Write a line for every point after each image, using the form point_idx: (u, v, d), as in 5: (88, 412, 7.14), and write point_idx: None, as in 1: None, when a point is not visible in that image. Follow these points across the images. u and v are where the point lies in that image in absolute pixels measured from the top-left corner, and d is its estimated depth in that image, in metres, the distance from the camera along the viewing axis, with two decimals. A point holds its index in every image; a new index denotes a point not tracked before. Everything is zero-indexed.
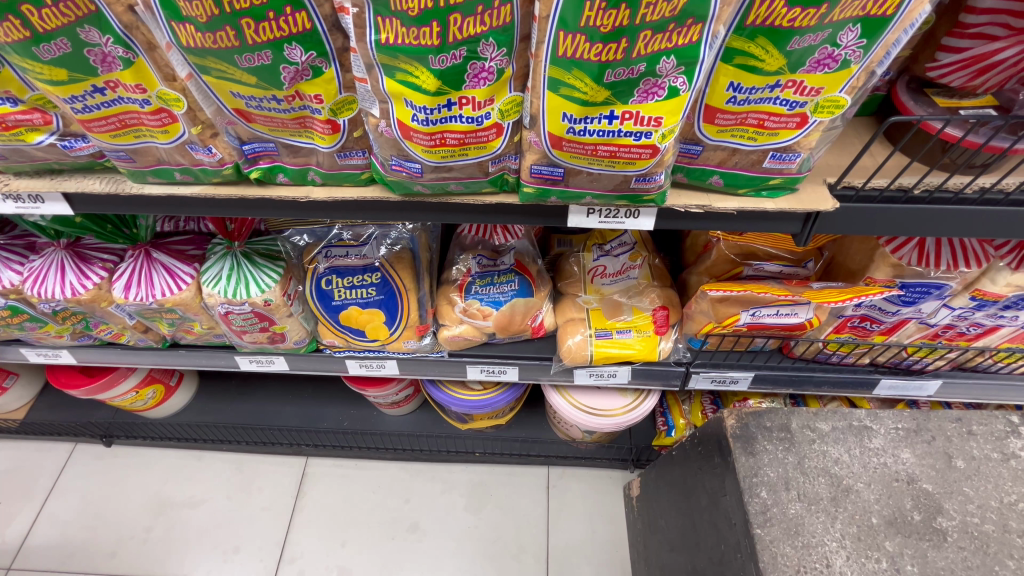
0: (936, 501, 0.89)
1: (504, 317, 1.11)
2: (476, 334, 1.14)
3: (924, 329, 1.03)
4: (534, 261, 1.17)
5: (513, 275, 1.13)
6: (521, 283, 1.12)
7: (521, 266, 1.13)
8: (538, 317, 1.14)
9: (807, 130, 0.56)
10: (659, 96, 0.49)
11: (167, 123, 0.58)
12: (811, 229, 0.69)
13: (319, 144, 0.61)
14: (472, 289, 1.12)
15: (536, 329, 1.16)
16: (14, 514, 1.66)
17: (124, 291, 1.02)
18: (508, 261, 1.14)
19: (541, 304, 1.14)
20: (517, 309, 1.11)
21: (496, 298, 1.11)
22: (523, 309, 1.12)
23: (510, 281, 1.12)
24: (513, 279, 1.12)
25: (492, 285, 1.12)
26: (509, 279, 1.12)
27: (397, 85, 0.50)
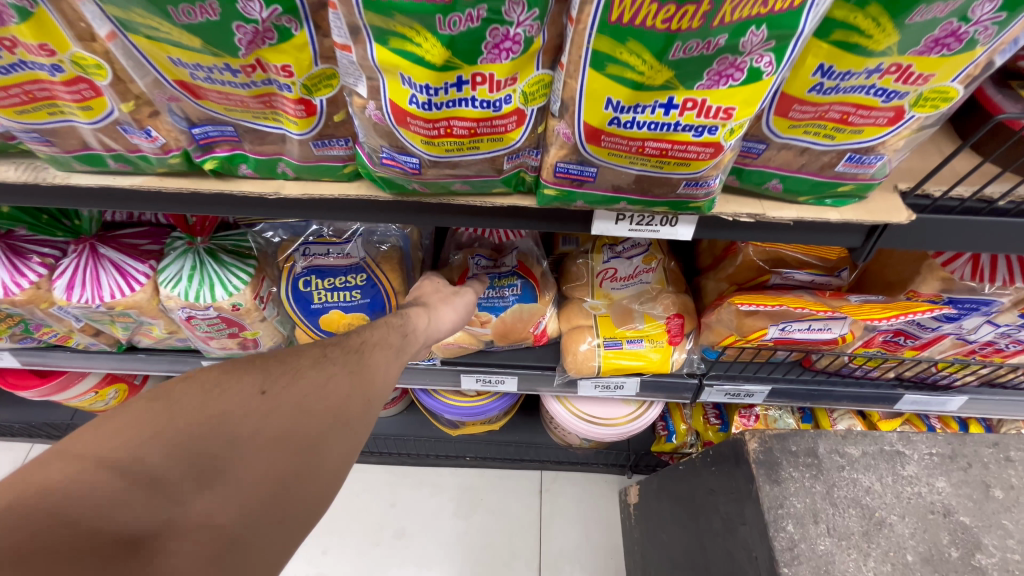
0: (974, 536, 0.82)
1: (501, 324, 1.00)
2: (471, 342, 1.03)
3: (960, 345, 0.95)
4: (535, 262, 1.05)
5: (515, 278, 1.01)
6: (524, 287, 1.00)
7: (522, 267, 1.02)
8: (541, 324, 1.03)
9: (900, 128, 0.45)
10: (736, 80, 0.38)
11: (87, 97, 0.45)
12: (875, 244, 0.59)
13: (288, 129, 0.48)
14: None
15: (538, 338, 1.06)
16: None
17: (67, 291, 0.88)
18: (510, 262, 1.03)
19: (546, 310, 1.02)
20: (517, 317, 1.00)
21: (494, 304, 0.99)
22: (523, 316, 1.00)
23: (511, 284, 1.00)
24: (515, 282, 1.00)
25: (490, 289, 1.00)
26: (511, 282, 1.00)
27: (392, 54, 0.38)
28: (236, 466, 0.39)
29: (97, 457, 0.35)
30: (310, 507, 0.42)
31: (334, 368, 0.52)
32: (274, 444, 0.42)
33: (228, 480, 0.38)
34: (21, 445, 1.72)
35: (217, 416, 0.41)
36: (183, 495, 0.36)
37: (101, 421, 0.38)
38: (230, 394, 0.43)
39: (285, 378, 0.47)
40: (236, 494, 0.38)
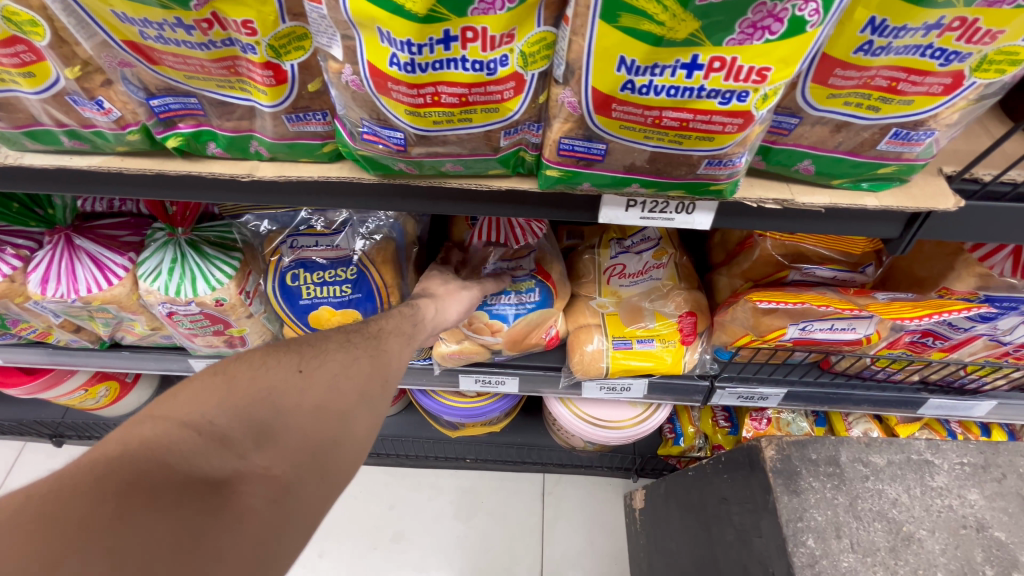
0: (1010, 553, 0.76)
1: (512, 331, 0.94)
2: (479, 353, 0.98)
3: (992, 347, 0.89)
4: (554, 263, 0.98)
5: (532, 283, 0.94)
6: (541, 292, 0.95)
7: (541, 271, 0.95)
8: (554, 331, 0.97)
9: (957, 98, 0.40)
10: (774, 34, 0.32)
11: (27, 62, 0.40)
12: (915, 234, 0.53)
13: (257, 100, 0.43)
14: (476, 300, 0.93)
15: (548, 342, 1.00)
16: None
17: (41, 285, 0.83)
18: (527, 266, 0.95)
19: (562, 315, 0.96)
20: (531, 324, 0.94)
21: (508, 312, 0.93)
22: (536, 322, 0.94)
23: (528, 291, 0.94)
24: (533, 288, 0.94)
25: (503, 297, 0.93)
26: (527, 288, 0.94)
27: (367, 4, 0.33)
28: (287, 429, 0.44)
29: (179, 415, 0.41)
30: (348, 465, 0.46)
31: (357, 353, 0.56)
32: (318, 412, 0.46)
33: (280, 439, 0.43)
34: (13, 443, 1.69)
35: (268, 389, 0.46)
36: (244, 449, 0.41)
37: (176, 392, 0.43)
38: (270, 373, 0.47)
39: (321, 360, 0.51)
40: (288, 450, 0.43)
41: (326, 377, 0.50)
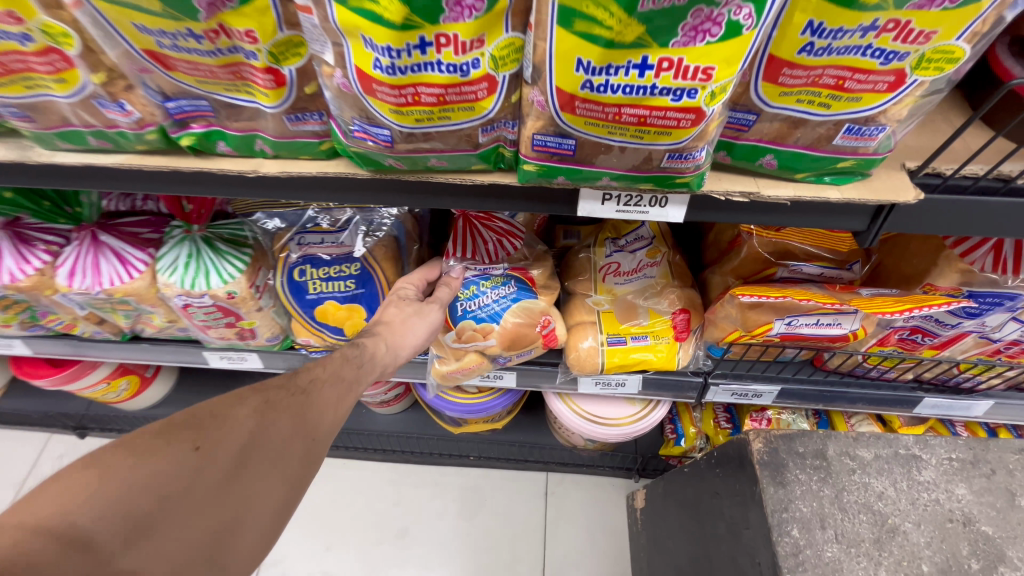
0: (997, 547, 0.77)
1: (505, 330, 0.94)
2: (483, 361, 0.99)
3: (983, 344, 0.89)
4: (535, 262, 0.99)
5: (504, 278, 0.95)
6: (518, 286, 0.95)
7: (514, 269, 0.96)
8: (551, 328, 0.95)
9: (901, 94, 0.42)
10: (713, 36, 0.36)
11: (61, 69, 0.45)
12: (881, 227, 0.55)
13: (261, 102, 0.48)
14: (456, 307, 0.94)
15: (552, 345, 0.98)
16: None
17: (68, 278, 0.90)
18: (497, 263, 0.96)
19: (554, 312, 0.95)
20: (522, 321, 0.93)
21: (491, 309, 0.93)
22: (525, 318, 0.93)
23: (504, 283, 0.94)
24: (509, 283, 0.95)
25: (481, 296, 0.94)
26: (503, 282, 0.95)
27: (351, 15, 0.37)
28: (169, 528, 0.37)
29: (29, 520, 0.33)
30: (243, 559, 0.41)
31: (276, 419, 0.49)
32: (213, 498, 0.40)
33: (162, 536, 0.36)
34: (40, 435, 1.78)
35: (149, 474, 0.38)
36: (110, 553, 0.34)
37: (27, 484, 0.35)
38: (161, 456, 0.39)
39: (226, 431, 0.44)
40: (171, 548, 0.37)
41: (236, 446, 0.44)
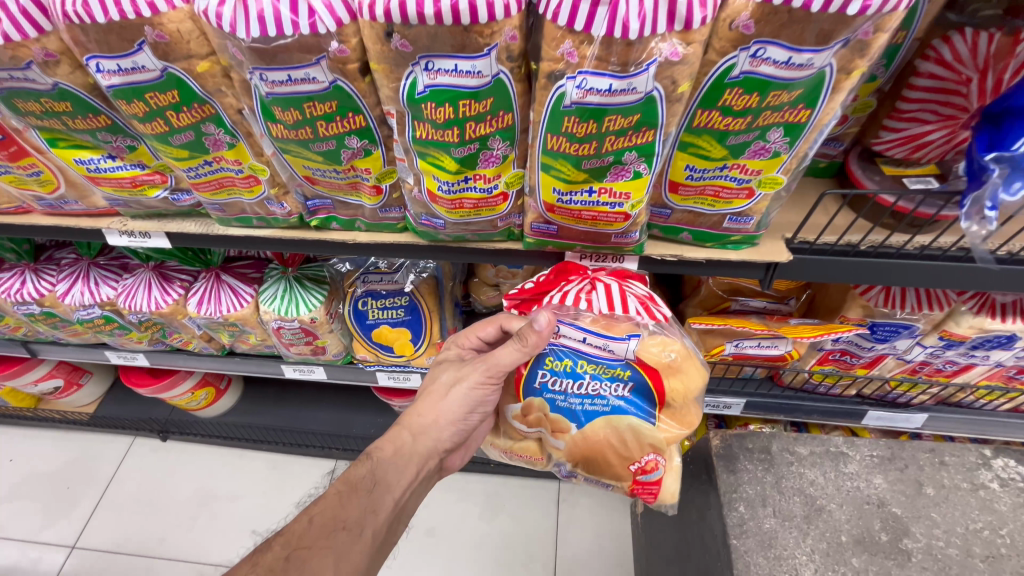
0: (903, 524, 0.98)
1: (590, 452, 0.84)
2: (540, 455, 0.90)
3: (903, 364, 1.11)
4: (679, 372, 0.79)
5: (625, 372, 0.80)
6: (634, 390, 0.80)
7: (643, 363, 0.79)
8: (646, 475, 0.84)
9: (755, 200, 0.68)
10: (627, 177, 0.63)
11: (253, 185, 0.76)
12: (773, 275, 0.80)
13: (365, 201, 0.77)
14: (537, 375, 0.83)
15: (634, 492, 0.88)
16: (75, 502, 1.76)
17: (198, 306, 1.22)
18: (626, 350, 0.78)
19: (655, 457, 0.83)
20: (611, 453, 0.83)
21: (575, 406, 0.82)
22: (620, 451, 0.82)
23: (617, 381, 0.80)
24: (621, 377, 0.80)
25: (578, 380, 0.81)
26: (619, 377, 0.80)
27: (427, 165, 0.66)
28: None
29: None
30: None
31: None
32: None
33: None
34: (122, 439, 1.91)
35: None
36: None
37: None
38: None
39: None
40: None
41: None
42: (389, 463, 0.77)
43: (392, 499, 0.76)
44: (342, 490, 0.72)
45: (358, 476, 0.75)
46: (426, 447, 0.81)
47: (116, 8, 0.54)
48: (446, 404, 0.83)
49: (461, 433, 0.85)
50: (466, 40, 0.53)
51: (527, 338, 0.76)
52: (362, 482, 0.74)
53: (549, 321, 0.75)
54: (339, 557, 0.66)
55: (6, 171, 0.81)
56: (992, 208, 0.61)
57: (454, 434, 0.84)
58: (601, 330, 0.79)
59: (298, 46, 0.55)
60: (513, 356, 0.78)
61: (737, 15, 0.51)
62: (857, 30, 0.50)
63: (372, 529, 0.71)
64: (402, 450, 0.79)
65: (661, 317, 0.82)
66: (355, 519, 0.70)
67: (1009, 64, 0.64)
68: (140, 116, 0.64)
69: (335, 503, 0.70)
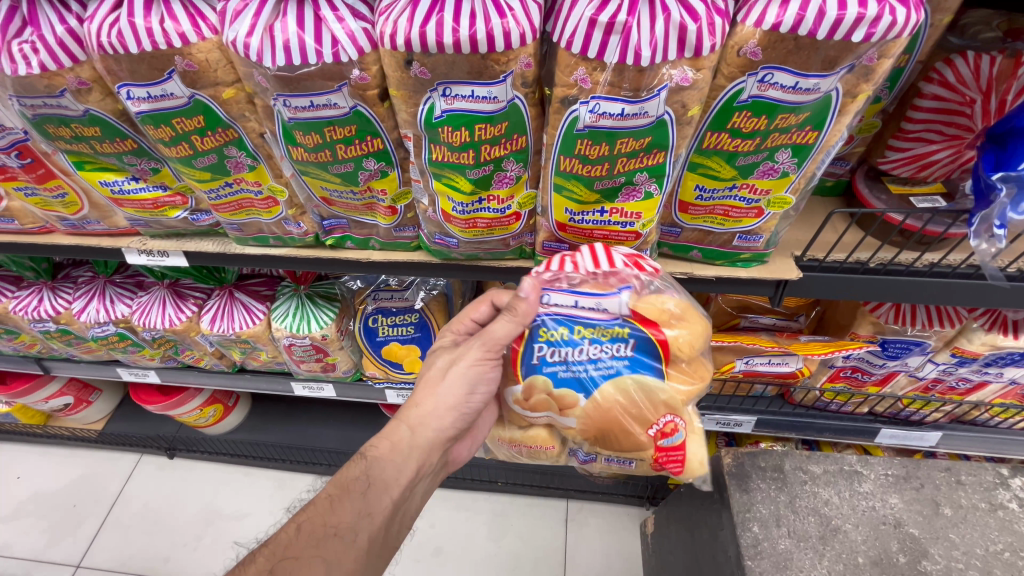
0: (921, 545, 0.96)
1: (603, 426, 0.77)
2: (551, 442, 0.85)
3: (915, 382, 1.10)
4: (681, 322, 0.73)
5: (624, 330, 0.74)
6: (638, 348, 0.74)
7: (639, 316, 0.73)
8: (667, 438, 0.77)
9: (764, 219, 0.69)
10: (638, 197, 0.65)
11: (272, 206, 0.78)
12: (783, 292, 0.80)
13: (380, 221, 0.78)
14: (533, 351, 0.76)
15: (660, 464, 0.81)
16: (81, 520, 1.75)
17: (211, 323, 1.23)
18: (617, 306, 0.73)
19: (674, 416, 0.76)
20: (626, 420, 0.75)
21: (582, 372, 0.75)
22: (635, 415, 0.75)
23: (618, 340, 0.74)
24: (623, 337, 0.74)
25: (576, 347, 0.74)
26: (619, 336, 0.74)
27: (443, 186, 0.67)
28: None
29: None
30: None
31: None
32: None
33: None
34: (129, 457, 1.90)
35: None
36: None
37: None
38: None
39: None
40: None
41: None
42: (384, 461, 0.73)
43: (389, 499, 0.72)
44: (334, 493, 0.71)
45: (351, 478, 0.72)
46: (426, 440, 0.76)
47: (149, 40, 0.57)
48: (444, 392, 0.77)
49: (464, 419, 0.79)
50: (482, 67, 0.55)
51: (519, 309, 0.73)
52: (355, 484, 0.71)
53: (534, 287, 0.72)
54: (331, 565, 0.65)
55: (32, 194, 0.83)
56: (1001, 225, 0.62)
57: (457, 421, 0.78)
58: (592, 291, 0.72)
59: (322, 73, 0.58)
60: (510, 327, 0.74)
61: (744, 42, 0.53)
62: (862, 56, 0.52)
63: (367, 534, 0.69)
64: (400, 445, 0.74)
65: (652, 270, 0.72)
66: (347, 524, 0.68)
67: (1012, 85, 0.66)
68: (167, 141, 0.66)
69: (325, 508, 0.69)
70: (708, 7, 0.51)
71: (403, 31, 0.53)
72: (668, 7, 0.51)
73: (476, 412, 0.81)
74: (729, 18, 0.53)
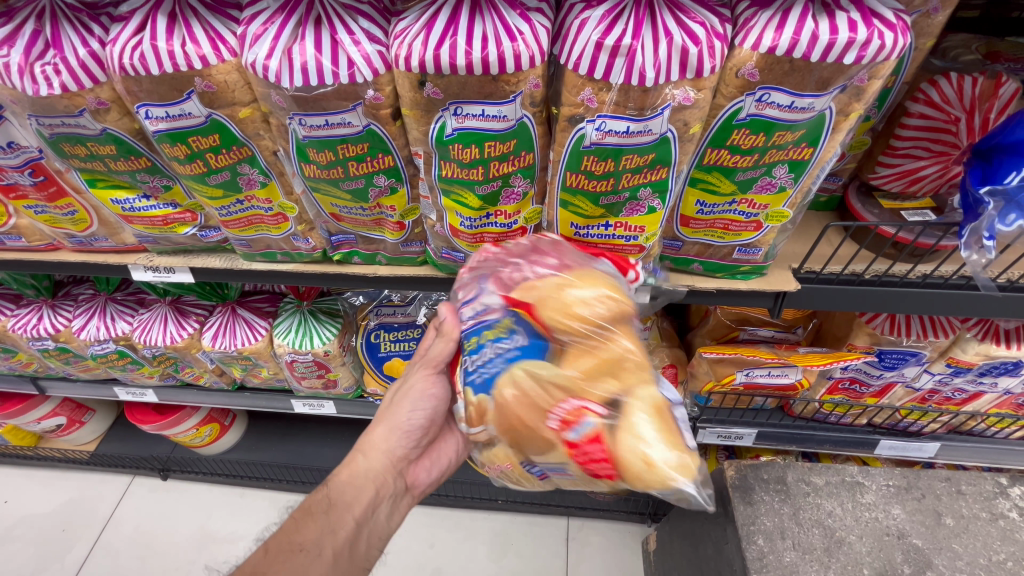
0: (925, 556, 0.96)
1: (511, 428, 0.65)
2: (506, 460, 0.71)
3: (912, 393, 1.12)
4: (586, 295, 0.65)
5: (506, 323, 0.67)
6: (530, 335, 0.66)
7: (518, 306, 0.67)
8: (573, 430, 0.61)
9: (763, 232, 0.71)
10: (642, 212, 0.67)
11: (281, 222, 0.79)
12: (782, 304, 0.81)
13: (388, 236, 0.79)
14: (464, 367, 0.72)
15: (586, 468, 0.63)
16: (71, 543, 1.71)
17: (213, 339, 1.23)
18: (492, 302, 0.69)
19: (578, 401, 0.62)
20: (527, 416, 0.63)
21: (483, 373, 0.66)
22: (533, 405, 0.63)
23: (503, 335, 0.67)
24: (511, 329, 0.67)
25: (477, 352, 0.68)
26: (507, 328, 0.67)
27: (451, 203, 0.69)
28: None
29: None
30: None
31: None
32: None
33: None
34: (122, 478, 1.86)
35: None
36: None
37: None
38: None
39: None
40: None
41: None
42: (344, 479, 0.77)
43: (350, 518, 0.73)
44: (297, 517, 0.72)
45: (315, 501, 0.75)
46: (383, 460, 0.79)
47: (171, 62, 0.59)
48: (389, 412, 0.81)
49: (413, 437, 0.82)
50: (493, 88, 0.57)
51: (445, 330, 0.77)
52: (318, 505, 0.73)
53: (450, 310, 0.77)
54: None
55: (42, 211, 0.84)
56: (990, 237, 0.64)
57: (404, 439, 0.81)
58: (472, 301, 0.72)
59: (337, 93, 0.60)
60: (443, 346, 0.78)
61: (742, 64, 0.55)
62: (853, 77, 0.55)
63: (332, 548, 0.70)
64: (356, 468, 0.78)
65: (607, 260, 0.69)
66: (312, 540, 0.69)
67: (993, 105, 0.70)
68: (181, 158, 0.68)
69: (290, 529, 0.70)
70: (708, 31, 0.54)
71: (418, 54, 0.55)
72: (670, 31, 0.54)
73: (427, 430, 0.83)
74: (728, 42, 0.56)
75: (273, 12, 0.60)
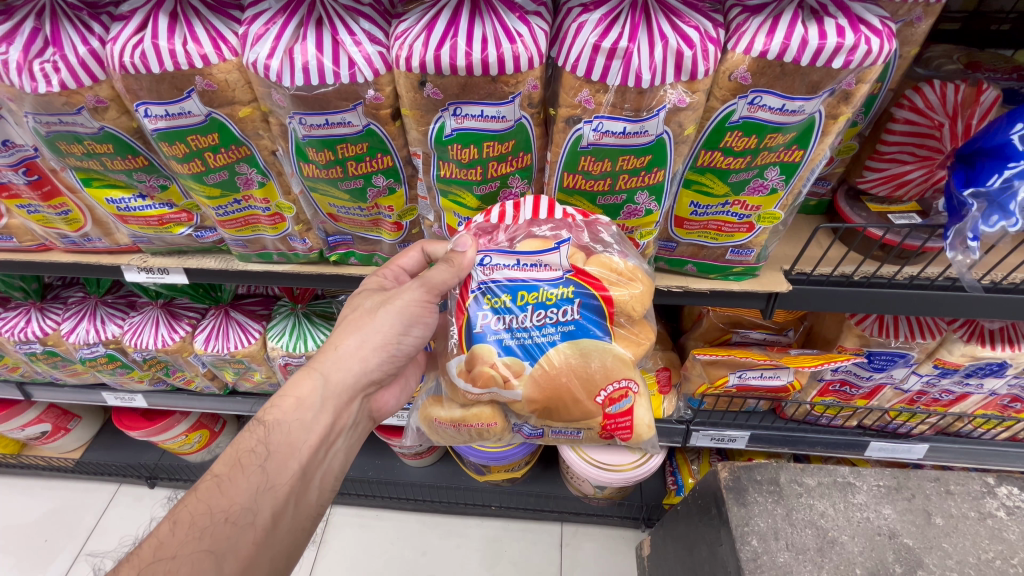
0: (916, 555, 0.97)
1: (553, 397, 0.75)
2: (496, 420, 0.81)
3: (900, 394, 1.14)
4: (627, 284, 0.71)
5: (568, 290, 0.71)
6: (583, 308, 0.72)
7: (583, 275, 0.71)
8: (614, 406, 0.77)
9: (755, 233, 0.72)
10: (640, 215, 0.70)
11: (278, 223, 0.79)
12: (774, 304, 0.82)
13: (385, 237, 0.80)
14: (477, 318, 0.72)
15: (608, 431, 0.82)
16: (54, 554, 1.66)
17: (204, 342, 1.22)
18: (560, 262, 0.70)
19: (624, 383, 0.76)
20: (575, 386, 0.74)
21: (528, 341, 0.72)
22: (586, 381, 0.73)
23: (564, 303, 0.71)
24: (568, 296, 0.71)
25: (522, 313, 0.71)
26: (565, 299, 0.71)
27: (449, 203, 0.71)
28: None
29: None
30: None
31: None
32: None
33: None
34: (109, 487, 1.82)
35: None
36: None
37: None
38: None
39: None
40: None
41: None
42: (285, 425, 0.67)
43: (292, 471, 0.66)
44: (222, 473, 0.63)
45: (244, 450, 0.65)
46: (343, 385, 0.72)
47: (172, 61, 0.60)
48: (368, 324, 0.73)
49: (395, 363, 0.76)
50: (493, 89, 0.58)
51: (458, 260, 0.70)
52: (250, 456, 0.65)
53: (474, 243, 0.70)
54: (222, 558, 0.58)
55: (34, 212, 0.84)
56: (974, 238, 0.65)
57: (386, 362, 0.75)
58: (530, 250, 0.70)
59: (337, 94, 0.60)
60: (449, 275, 0.69)
61: (734, 68, 0.57)
62: (841, 81, 0.57)
63: (270, 510, 0.63)
64: (306, 402, 0.69)
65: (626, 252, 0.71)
66: (244, 503, 0.62)
67: (975, 111, 0.72)
68: (180, 157, 0.68)
69: (214, 491, 0.62)
70: (702, 35, 0.56)
71: (418, 54, 0.56)
72: (665, 35, 0.55)
73: (412, 359, 0.79)
74: (721, 46, 0.58)
75: (275, 12, 0.61)
